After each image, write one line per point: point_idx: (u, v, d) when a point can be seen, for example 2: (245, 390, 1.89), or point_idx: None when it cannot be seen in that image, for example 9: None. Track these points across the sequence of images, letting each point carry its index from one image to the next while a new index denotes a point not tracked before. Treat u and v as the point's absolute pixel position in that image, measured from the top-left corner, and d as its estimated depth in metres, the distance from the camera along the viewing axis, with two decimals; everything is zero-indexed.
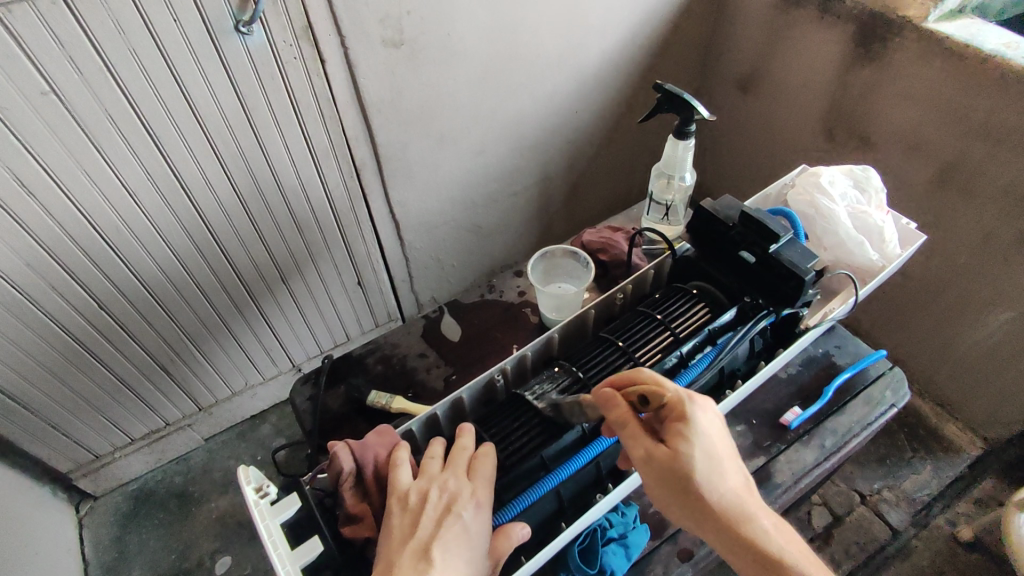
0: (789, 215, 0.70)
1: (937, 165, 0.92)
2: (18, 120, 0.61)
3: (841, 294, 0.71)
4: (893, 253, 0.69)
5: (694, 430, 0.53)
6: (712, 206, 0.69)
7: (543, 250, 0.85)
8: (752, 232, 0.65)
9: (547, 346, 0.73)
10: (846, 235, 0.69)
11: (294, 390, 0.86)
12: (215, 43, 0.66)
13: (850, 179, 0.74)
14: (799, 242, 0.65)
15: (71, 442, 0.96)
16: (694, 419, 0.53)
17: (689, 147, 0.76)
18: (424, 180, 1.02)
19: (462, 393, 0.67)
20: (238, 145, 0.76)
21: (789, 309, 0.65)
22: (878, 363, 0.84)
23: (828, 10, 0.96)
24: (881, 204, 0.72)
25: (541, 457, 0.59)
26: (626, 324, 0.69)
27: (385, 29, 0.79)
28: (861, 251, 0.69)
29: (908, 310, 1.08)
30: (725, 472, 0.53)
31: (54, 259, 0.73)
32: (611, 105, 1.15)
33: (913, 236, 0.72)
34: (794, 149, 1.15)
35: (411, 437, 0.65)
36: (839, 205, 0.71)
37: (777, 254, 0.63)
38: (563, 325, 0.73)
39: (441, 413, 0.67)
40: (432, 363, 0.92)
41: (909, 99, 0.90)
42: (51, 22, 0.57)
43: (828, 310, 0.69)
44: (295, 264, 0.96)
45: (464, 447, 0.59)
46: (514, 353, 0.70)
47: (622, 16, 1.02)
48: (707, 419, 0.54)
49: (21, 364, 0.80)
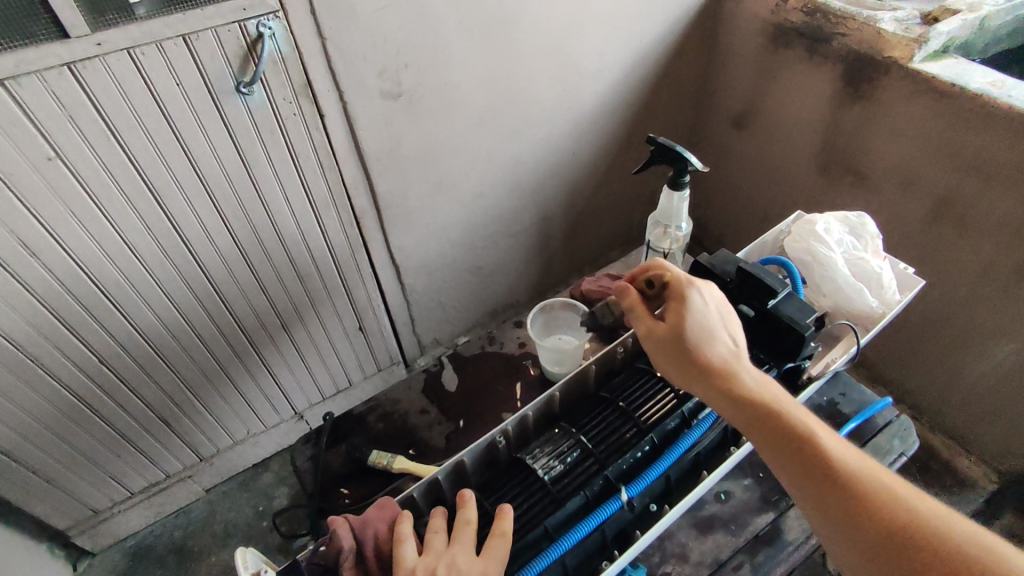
0: (787, 265, 0.70)
1: (932, 199, 0.92)
2: (22, 182, 0.62)
3: (842, 341, 0.71)
4: (893, 299, 0.69)
5: (688, 303, 0.61)
6: (709, 261, 0.69)
7: (542, 304, 0.85)
8: (749, 286, 0.65)
9: (548, 403, 0.72)
10: (844, 282, 0.69)
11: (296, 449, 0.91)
12: (217, 104, 0.68)
13: (845, 226, 0.74)
14: (798, 296, 0.65)
15: (69, 498, 0.94)
16: (689, 296, 0.61)
17: (684, 198, 0.76)
18: (424, 225, 1.03)
19: (463, 456, 0.66)
20: (239, 199, 0.77)
21: (791, 363, 0.65)
22: (885, 411, 0.83)
23: (816, 50, 0.98)
24: (878, 249, 0.72)
25: (544, 526, 0.59)
26: (626, 383, 0.72)
27: (383, 82, 0.81)
28: (860, 297, 0.69)
29: (913, 342, 1.07)
30: (717, 339, 0.59)
31: (57, 317, 0.73)
32: (607, 145, 1.16)
33: (912, 281, 0.72)
34: (789, 184, 1.16)
35: (413, 504, 0.65)
36: (837, 252, 0.71)
37: (776, 309, 0.63)
38: (564, 383, 0.73)
39: (443, 477, 0.66)
40: (432, 418, 1.00)
41: (899, 135, 0.92)
42: (58, 90, 0.58)
43: (830, 360, 0.69)
44: (297, 312, 0.96)
45: (468, 520, 0.57)
46: (515, 413, 0.70)
47: (615, 60, 1.04)
48: (703, 297, 0.62)
49: (22, 423, 0.80)
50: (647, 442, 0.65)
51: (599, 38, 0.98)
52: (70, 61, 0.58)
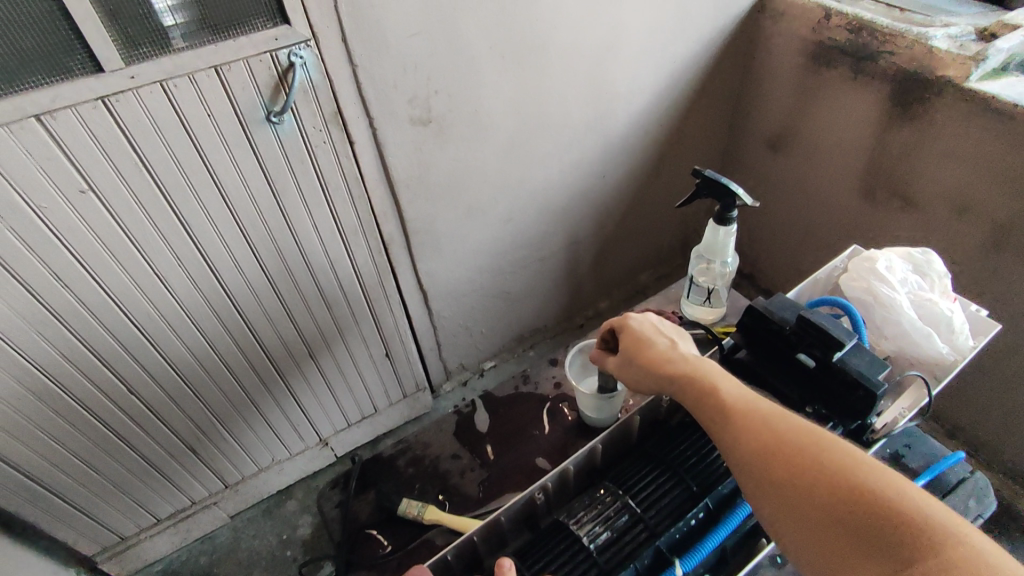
0: (846, 307, 0.66)
1: (990, 226, 0.87)
2: (55, 215, 0.61)
3: (909, 391, 0.66)
4: (965, 346, 0.64)
5: (627, 329, 0.67)
6: (765, 306, 0.65)
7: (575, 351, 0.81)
8: (810, 336, 0.61)
9: (590, 456, 0.68)
10: (910, 325, 0.65)
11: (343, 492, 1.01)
12: (249, 134, 0.67)
13: (909, 264, 0.70)
14: (864, 347, 0.61)
15: (97, 524, 0.93)
16: (626, 324, 0.67)
17: (731, 232, 0.73)
18: (452, 251, 1.01)
19: (501, 515, 0.62)
20: (267, 228, 0.76)
21: (857, 423, 0.60)
22: (957, 466, 0.75)
23: (861, 69, 0.94)
24: (946, 290, 0.68)
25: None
26: (675, 438, 0.68)
27: (413, 109, 0.80)
28: (929, 342, 0.64)
29: (967, 375, 1.01)
30: (657, 349, 0.64)
31: (87, 347, 0.73)
32: (639, 166, 1.13)
33: (985, 325, 0.67)
34: (831, 206, 1.11)
35: (446, 564, 0.61)
36: (901, 293, 0.66)
37: (842, 362, 0.59)
38: (606, 434, 0.69)
39: (478, 537, 0.62)
40: (466, 466, 1.04)
41: (954, 158, 0.87)
42: (92, 124, 0.58)
43: (900, 412, 0.64)
44: (324, 339, 0.95)
45: None
46: (555, 468, 0.66)
47: (649, 80, 1.01)
48: (641, 321, 0.68)
49: (53, 452, 0.79)
50: (701, 508, 0.62)
51: (633, 59, 0.96)
52: (104, 95, 0.57)
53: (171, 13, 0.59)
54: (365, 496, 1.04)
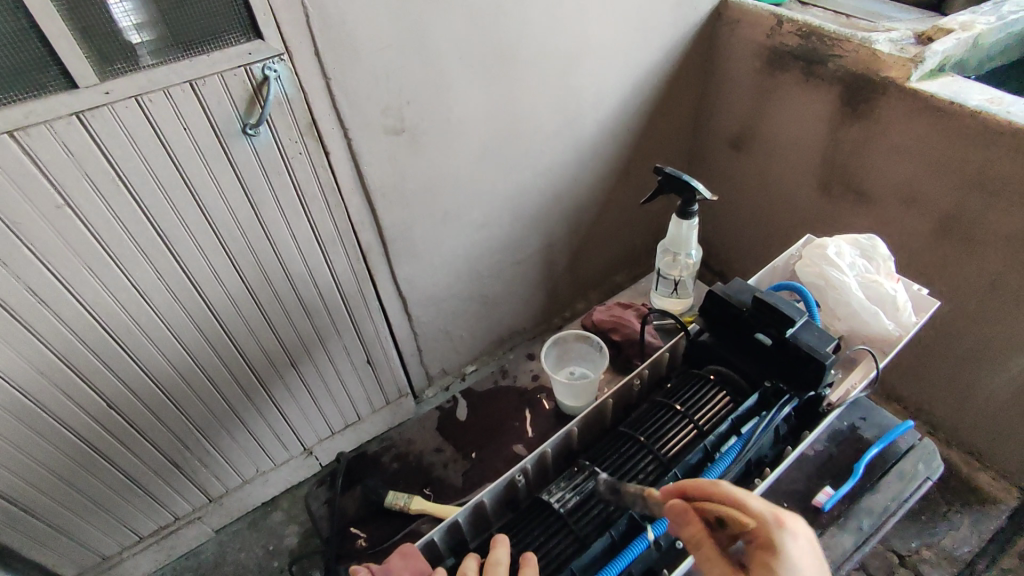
0: (800, 291, 0.70)
1: (937, 216, 0.92)
2: (31, 231, 0.62)
3: (861, 366, 0.71)
4: (909, 321, 0.69)
5: (784, 563, 0.44)
6: (724, 290, 0.68)
7: (555, 336, 0.85)
8: (766, 315, 0.64)
9: (567, 439, 0.70)
10: (859, 305, 0.69)
11: (312, 494, 1.01)
12: (225, 148, 0.69)
13: (856, 249, 0.74)
14: (814, 324, 0.65)
15: (77, 545, 0.92)
16: (784, 551, 0.44)
17: (693, 226, 0.76)
18: (429, 257, 1.03)
19: (483, 498, 0.64)
20: (246, 240, 0.77)
21: (812, 392, 0.64)
22: (906, 434, 0.79)
23: (812, 73, 0.99)
24: (891, 272, 0.72)
25: (570, 569, 0.57)
26: (646, 416, 0.68)
27: (386, 118, 0.82)
28: (876, 321, 0.68)
29: (925, 358, 1.06)
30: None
31: (65, 363, 0.73)
32: (608, 170, 1.17)
33: (926, 302, 0.72)
34: (792, 202, 1.16)
35: (433, 547, 0.63)
36: (849, 276, 0.71)
37: (793, 339, 0.62)
38: (582, 418, 0.71)
39: (463, 519, 0.64)
40: (449, 458, 1.03)
41: (902, 153, 0.92)
42: (67, 140, 0.59)
43: (850, 386, 0.68)
44: (305, 349, 0.95)
45: (499, 560, 0.56)
46: (534, 451, 0.68)
47: (614, 88, 1.05)
48: (802, 549, 0.45)
49: (31, 472, 0.78)
50: (670, 478, 0.61)
51: (598, 68, 1.00)
52: (79, 110, 0.58)
53: (136, 31, 0.60)
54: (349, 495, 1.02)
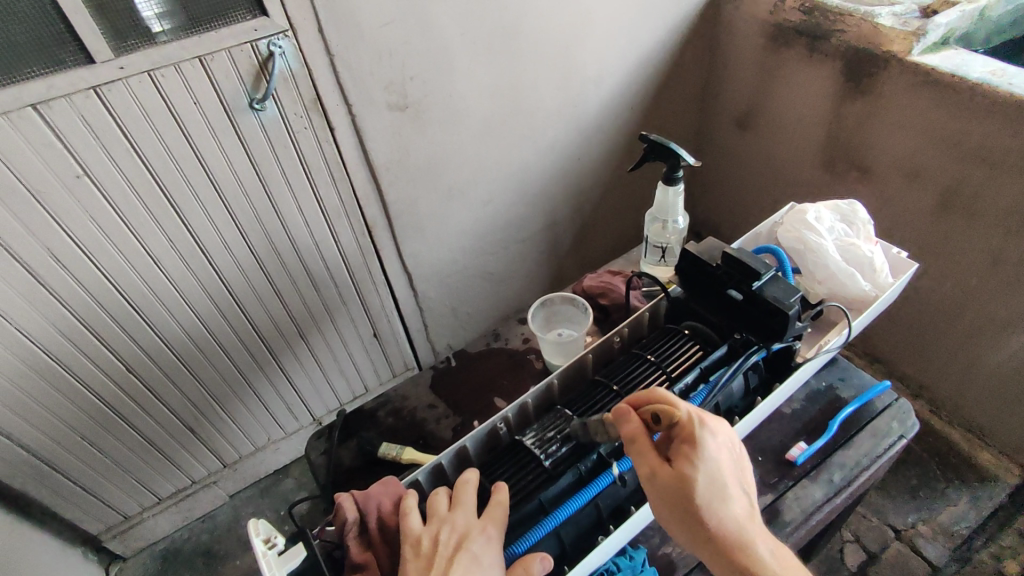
0: (777, 252, 0.74)
1: (939, 191, 0.93)
2: (54, 200, 0.66)
3: (836, 327, 0.72)
4: (885, 282, 0.71)
5: (702, 454, 0.52)
6: (696, 249, 0.70)
7: (541, 298, 0.87)
8: (736, 272, 0.66)
9: (548, 392, 0.73)
10: (835, 268, 0.72)
11: (308, 445, 0.84)
12: (234, 122, 0.72)
13: (836, 214, 0.77)
14: (783, 279, 0.66)
15: (101, 503, 0.98)
16: (704, 444, 0.52)
17: (679, 191, 0.80)
18: (434, 233, 1.05)
19: (465, 442, 0.67)
20: (255, 212, 0.81)
21: (779, 343, 0.65)
22: (883, 394, 0.80)
23: (816, 48, 0.99)
24: (869, 235, 0.75)
25: (539, 499, 0.60)
26: (622, 367, 0.70)
27: (390, 95, 0.84)
28: (852, 281, 0.71)
29: (927, 335, 1.07)
30: (729, 498, 0.52)
31: (87, 327, 0.77)
32: (612, 150, 1.18)
33: (904, 265, 0.75)
34: (794, 182, 1.17)
35: (417, 488, 0.66)
36: (827, 239, 0.73)
37: (760, 291, 0.64)
38: (562, 370, 0.73)
39: (447, 462, 0.67)
40: (441, 414, 0.90)
41: (904, 129, 0.92)
42: (87, 113, 0.63)
43: (822, 344, 0.70)
44: (313, 320, 0.99)
45: (469, 487, 0.60)
46: (515, 401, 0.71)
47: (618, 66, 1.06)
48: (719, 445, 0.53)
49: (56, 430, 0.83)
50: None
51: (599, 45, 1.01)
52: (96, 84, 0.62)
53: (158, 20, 0.64)
54: (333, 457, 0.82)
